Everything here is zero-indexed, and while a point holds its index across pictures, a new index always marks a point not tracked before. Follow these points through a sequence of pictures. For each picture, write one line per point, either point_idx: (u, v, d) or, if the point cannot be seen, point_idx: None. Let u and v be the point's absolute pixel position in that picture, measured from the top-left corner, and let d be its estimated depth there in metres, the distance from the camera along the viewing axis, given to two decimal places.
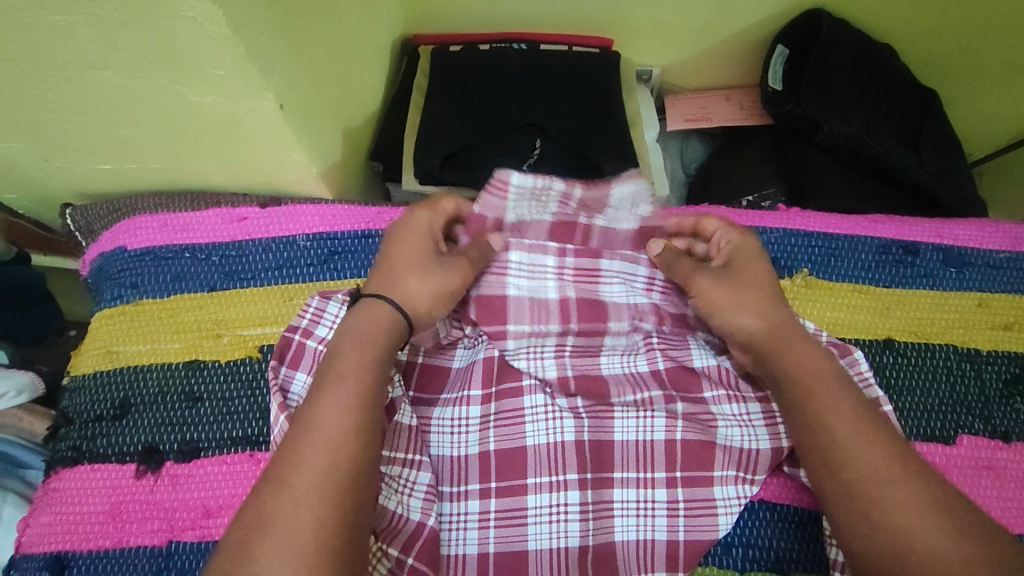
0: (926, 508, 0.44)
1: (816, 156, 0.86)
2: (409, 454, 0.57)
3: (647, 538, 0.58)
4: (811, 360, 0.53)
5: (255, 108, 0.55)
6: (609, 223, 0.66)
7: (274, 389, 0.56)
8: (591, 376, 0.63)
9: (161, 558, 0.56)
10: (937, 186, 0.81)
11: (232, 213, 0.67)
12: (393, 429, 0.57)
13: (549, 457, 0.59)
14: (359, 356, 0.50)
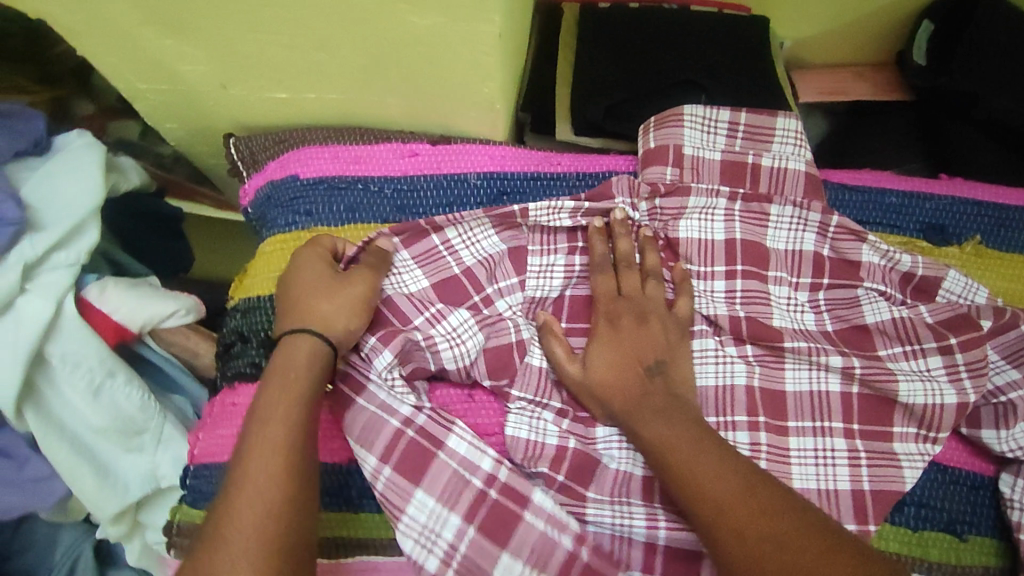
0: (734, 496, 0.49)
1: (969, 131, 0.83)
2: (536, 392, 0.62)
3: (829, 488, 0.58)
4: (660, 429, 0.55)
5: (469, 34, 0.53)
6: (779, 164, 0.64)
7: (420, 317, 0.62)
8: (764, 323, 0.62)
9: (340, 475, 0.61)
10: None
11: (404, 149, 0.68)
12: (524, 367, 0.63)
13: (720, 399, 0.61)
14: (268, 403, 0.52)
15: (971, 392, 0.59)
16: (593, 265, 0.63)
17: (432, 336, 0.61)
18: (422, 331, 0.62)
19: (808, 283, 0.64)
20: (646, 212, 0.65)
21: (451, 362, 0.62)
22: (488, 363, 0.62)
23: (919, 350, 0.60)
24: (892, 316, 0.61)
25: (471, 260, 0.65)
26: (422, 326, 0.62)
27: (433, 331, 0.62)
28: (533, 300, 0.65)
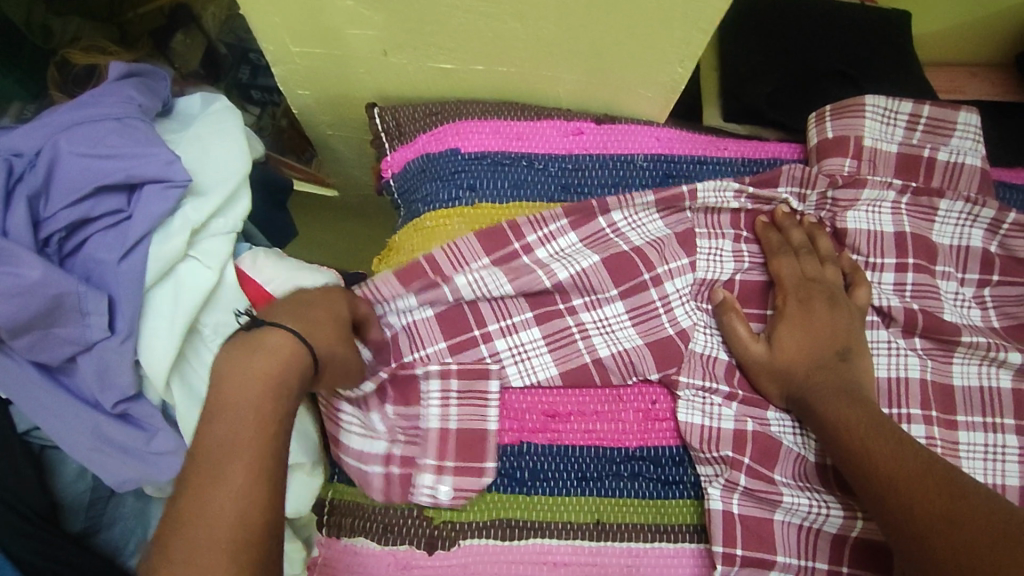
0: (912, 467, 0.50)
1: None
2: (704, 380, 0.59)
3: (997, 482, 0.58)
4: (861, 420, 0.53)
5: (700, 7, 0.53)
6: (954, 159, 0.64)
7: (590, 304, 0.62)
8: (936, 316, 0.62)
9: (513, 456, 0.58)
10: None
11: (570, 127, 0.67)
12: (688, 355, 0.60)
13: (892, 390, 0.60)
14: (260, 366, 0.45)
15: None
16: (770, 251, 0.63)
17: (583, 321, 0.61)
18: (573, 314, 0.62)
19: (975, 279, 0.64)
20: (817, 202, 0.65)
21: (604, 350, 0.60)
22: (653, 353, 0.60)
23: None
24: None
25: (639, 240, 0.63)
26: (576, 308, 0.62)
27: (584, 314, 0.62)
28: (704, 283, 0.63)
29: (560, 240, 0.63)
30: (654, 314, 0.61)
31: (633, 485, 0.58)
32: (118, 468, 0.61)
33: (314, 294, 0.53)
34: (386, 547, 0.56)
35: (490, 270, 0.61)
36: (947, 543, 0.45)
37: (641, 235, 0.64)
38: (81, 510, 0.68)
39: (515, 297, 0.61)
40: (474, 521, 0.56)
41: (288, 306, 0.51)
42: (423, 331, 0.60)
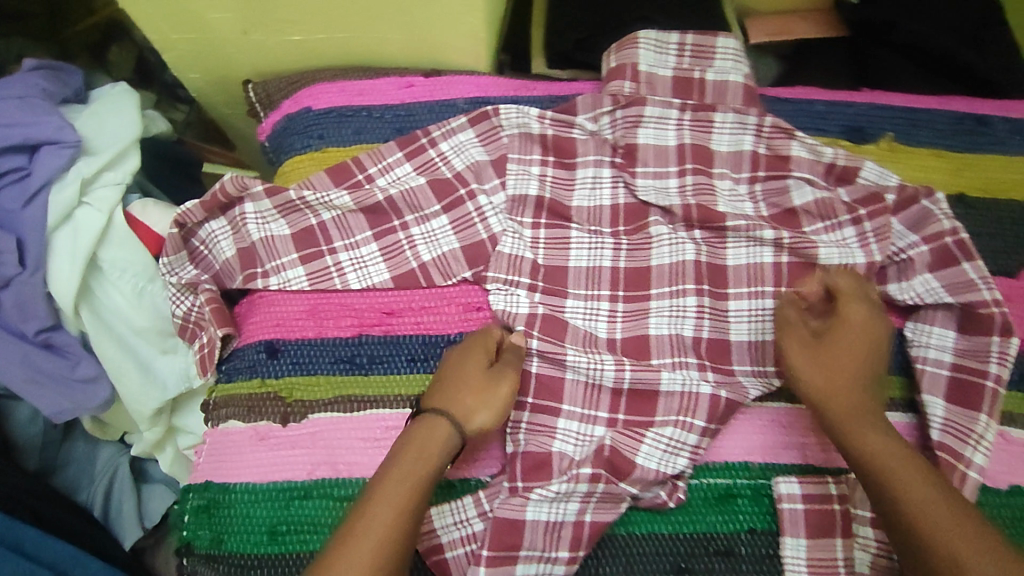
0: (920, 483, 0.54)
1: (886, 55, 0.93)
2: (506, 276, 0.72)
3: (759, 339, 0.69)
4: (883, 440, 0.57)
5: None
6: (720, 78, 0.76)
7: (417, 218, 0.74)
8: (708, 208, 0.73)
9: (353, 345, 0.71)
10: (999, 78, 0.88)
11: (402, 81, 0.79)
12: (494, 257, 0.73)
13: (669, 273, 0.72)
14: (398, 477, 0.55)
15: (878, 254, 0.70)
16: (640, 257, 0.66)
17: (410, 232, 0.74)
18: (405, 229, 0.74)
19: (746, 177, 0.76)
20: (609, 123, 0.76)
21: (426, 255, 0.73)
22: (465, 256, 0.73)
23: (836, 223, 0.72)
24: (821, 195, 0.73)
25: (462, 165, 0.76)
26: (407, 223, 0.74)
27: (412, 228, 0.74)
28: (516, 199, 0.75)
29: (397, 170, 0.76)
30: (468, 223, 0.74)
31: None
32: (54, 400, 0.75)
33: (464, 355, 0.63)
34: (251, 424, 0.69)
35: (342, 195, 0.74)
36: (944, 538, 0.51)
37: (459, 159, 0.76)
38: (34, 449, 0.89)
39: (353, 209, 0.74)
40: (323, 398, 0.69)
41: (464, 397, 0.60)
42: (278, 245, 0.75)
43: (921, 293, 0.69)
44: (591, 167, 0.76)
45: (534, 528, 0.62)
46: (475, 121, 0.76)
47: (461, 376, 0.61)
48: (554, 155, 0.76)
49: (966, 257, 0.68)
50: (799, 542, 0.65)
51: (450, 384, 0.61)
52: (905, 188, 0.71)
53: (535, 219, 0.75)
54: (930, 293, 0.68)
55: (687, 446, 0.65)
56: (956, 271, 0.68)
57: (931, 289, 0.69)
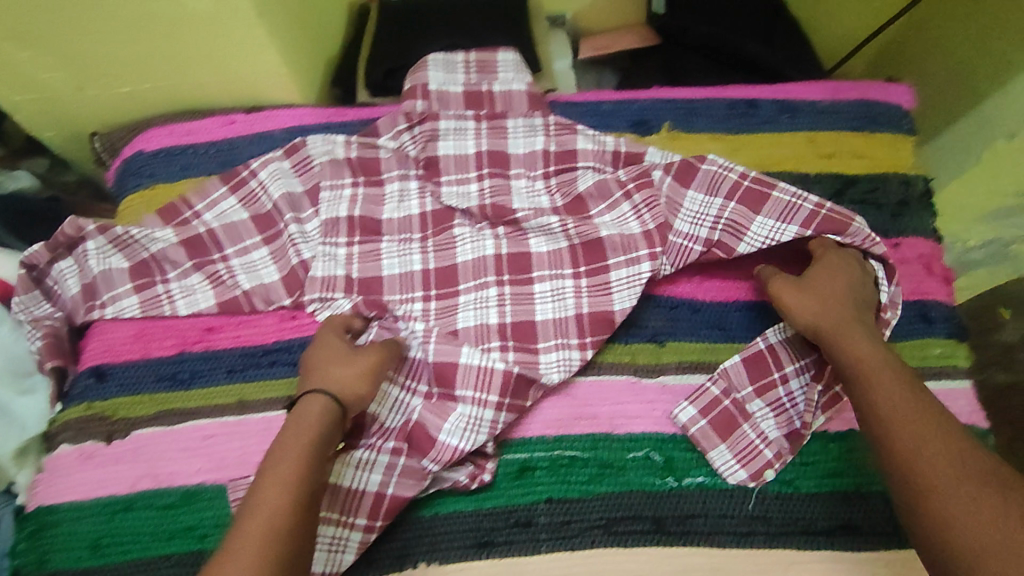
0: (907, 399, 0.59)
1: (689, 57, 1.02)
2: (320, 294, 0.76)
3: (563, 313, 0.74)
4: (867, 349, 0.64)
5: (233, 11, 0.72)
6: (507, 87, 0.85)
7: (240, 250, 0.79)
8: (501, 205, 0.80)
9: (175, 363, 0.75)
10: (785, 67, 0.97)
11: (225, 118, 0.86)
12: (308, 280, 0.76)
13: (475, 268, 0.78)
14: (295, 441, 0.59)
15: (651, 222, 0.76)
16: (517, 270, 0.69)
17: (230, 262, 0.78)
18: (225, 260, 0.78)
19: (542, 172, 0.82)
20: (411, 140, 0.83)
21: (244, 281, 0.77)
22: (283, 284, 0.76)
23: (616, 203, 0.79)
24: (600, 176, 0.80)
25: (278, 195, 0.81)
26: (228, 254, 0.79)
27: (232, 258, 0.78)
28: (331, 221, 0.80)
29: (222, 204, 0.81)
30: (285, 251, 0.78)
31: (271, 369, 0.74)
32: None
33: (326, 338, 0.68)
34: (77, 445, 0.73)
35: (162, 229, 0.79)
36: (932, 459, 0.55)
37: (272, 187, 0.81)
38: None
39: (174, 244, 0.79)
40: (145, 414, 0.73)
41: (320, 371, 0.65)
42: (111, 279, 0.79)
43: (767, 234, 0.74)
44: (397, 181, 0.83)
45: (333, 492, 0.65)
46: (288, 152, 0.82)
47: (322, 356, 0.67)
48: (362, 174, 0.82)
49: (770, 189, 0.75)
50: (592, 504, 0.68)
51: (314, 360, 0.67)
52: (681, 161, 0.78)
53: (348, 237, 0.79)
54: (774, 230, 0.74)
55: (484, 423, 0.69)
56: (775, 203, 0.74)
57: (772, 228, 0.74)
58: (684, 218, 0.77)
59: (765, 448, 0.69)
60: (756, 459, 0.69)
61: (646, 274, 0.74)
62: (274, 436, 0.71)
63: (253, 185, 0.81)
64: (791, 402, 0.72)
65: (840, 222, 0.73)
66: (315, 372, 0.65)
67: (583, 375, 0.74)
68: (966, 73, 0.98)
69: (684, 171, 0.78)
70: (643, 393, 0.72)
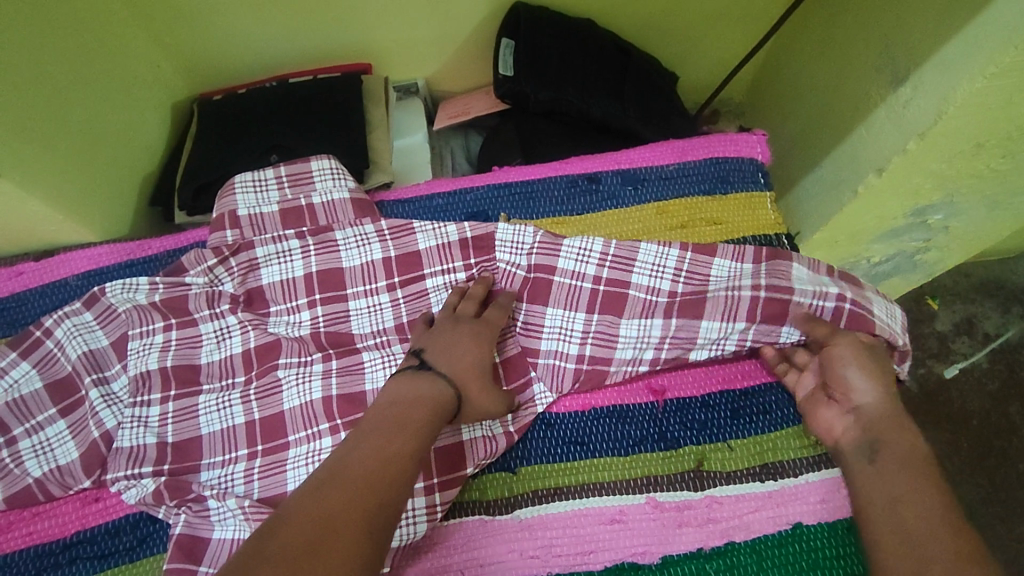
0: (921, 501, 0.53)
1: (539, 122, 0.97)
2: (125, 470, 0.68)
3: None
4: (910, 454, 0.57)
5: None
6: (327, 198, 0.78)
7: (28, 428, 0.69)
8: (339, 332, 0.75)
9: None
10: (637, 125, 0.93)
11: (10, 270, 0.77)
12: (114, 452, 0.69)
13: (302, 416, 0.69)
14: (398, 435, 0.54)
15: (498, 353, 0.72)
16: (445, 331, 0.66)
17: (18, 447, 0.69)
18: (13, 445, 0.69)
19: (385, 284, 0.76)
20: (225, 272, 0.76)
21: (36, 468, 0.68)
22: (81, 462, 0.68)
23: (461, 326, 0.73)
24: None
25: (75, 353, 0.72)
26: (17, 437, 0.69)
27: (21, 442, 0.69)
28: (138, 377, 0.72)
29: (13, 372, 0.71)
30: (84, 425, 0.70)
31: (70, 568, 0.63)
32: None
33: (463, 327, 0.67)
34: None
35: None
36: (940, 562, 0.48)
37: (67, 343, 0.73)
38: None
39: None
40: None
41: (451, 352, 0.63)
42: None
43: (637, 336, 0.72)
44: (211, 321, 0.75)
45: None
46: (89, 303, 0.74)
47: (449, 335, 0.65)
48: (173, 315, 0.75)
49: (625, 287, 0.74)
50: None
51: (445, 340, 0.65)
52: (533, 275, 0.74)
53: (162, 393, 0.72)
54: (641, 333, 0.72)
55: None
56: (631, 303, 0.73)
57: (639, 328, 0.73)
58: (550, 335, 0.73)
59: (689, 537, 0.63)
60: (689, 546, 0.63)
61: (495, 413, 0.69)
62: None
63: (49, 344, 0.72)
64: (722, 480, 0.66)
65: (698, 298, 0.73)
66: (440, 352, 0.63)
67: (448, 520, 0.65)
68: (832, 104, 0.93)
69: (536, 288, 0.74)
70: (499, 532, 0.64)
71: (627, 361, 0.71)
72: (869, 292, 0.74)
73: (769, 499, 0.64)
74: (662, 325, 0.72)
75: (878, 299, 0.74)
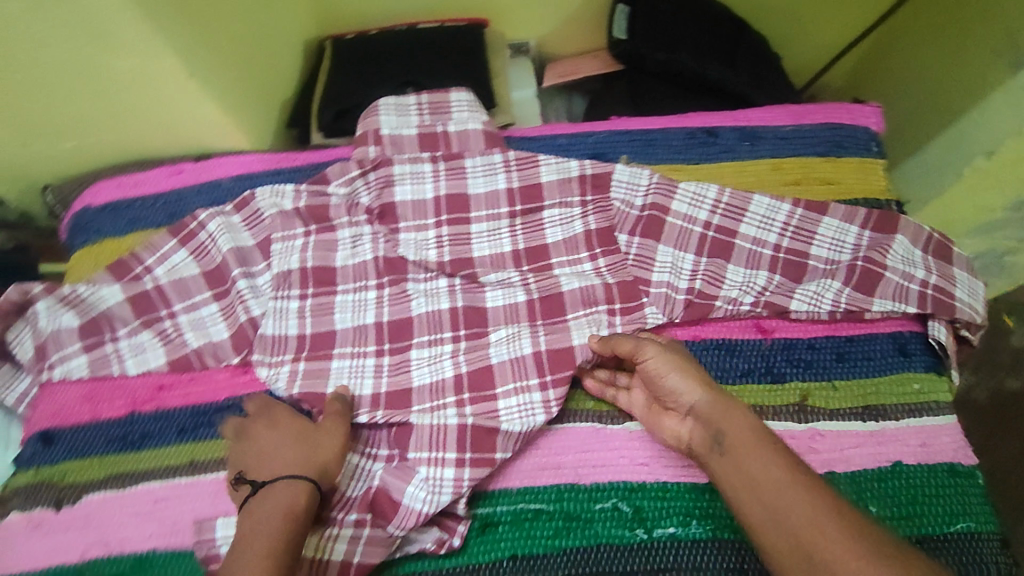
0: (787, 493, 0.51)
1: (650, 82, 1.02)
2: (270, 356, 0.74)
3: (519, 354, 0.71)
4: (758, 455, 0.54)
5: (161, 64, 0.71)
6: (462, 127, 0.83)
7: (187, 307, 0.78)
8: (461, 256, 0.78)
9: (126, 423, 0.73)
10: (748, 91, 0.96)
11: (172, 168, 0.84)
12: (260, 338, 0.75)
13: (430, 322, 0.75)
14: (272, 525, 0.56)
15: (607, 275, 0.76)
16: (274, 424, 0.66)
17: (178, 318, 0.77)
18: (174, 318, 0.77)
19: (506, 212, 0.80)
20: (365, 187, 0.82)
21: (194, 338, 0.76)
22: (231, 342, 0.76)
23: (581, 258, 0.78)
24: (569, 232, 0.79)
25: (228, 245, 0.78)
26: (177, 311, 0.78)
27: (180, 314, 0.78)
28: (282, 275, 0.78)
29: (174, 257, 0.79)
30: (233, 306, 0.77)
31: (223, 426, 0.72)
32: None
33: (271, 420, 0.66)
34: (24, 513, 0.70)
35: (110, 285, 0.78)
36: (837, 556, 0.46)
37: (219, 234, 0.79)
38: None
39: (124, 302, 0.78)
40: (95, 478, 0.71)
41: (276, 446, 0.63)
42: (67, 338, 0.77)
43: (744, 282, 0.75)
44: (348, 229, 0.81)
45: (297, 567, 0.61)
46: (239, 206, 0.81)
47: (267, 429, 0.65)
48: (313, 222, 0.81)
49: (733, 236, 0.77)
50: (560, 562, 0.65)
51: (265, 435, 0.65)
52: (646, 214, 0.79)
53: (301, 291, 0.78)
54: (747, 279, 0.76)
55: (447, 482, 0.64)
56: (739, 250, 0.77)
57: (746, 275, 0.76)
58: (661, 270, 0.76)
59: (792, 462, 0.68)
60: None
61: (606, 318, 0.73)
62: (227, 496, 0.69)
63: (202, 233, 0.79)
64: (827, 416, 0.69)
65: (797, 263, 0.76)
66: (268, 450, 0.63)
67: (563, 423, 0.71)
68: (940, 89, 0.95)
69: (651, 224, 0.78)
70: (608, 440, 0.70)
71: (730, 300, 0.74)
72: (957, 269, 0.75)
73: (870, 437, 0.68)
74: (767, 277, 0.76)
75: (963, 276, 0.75)
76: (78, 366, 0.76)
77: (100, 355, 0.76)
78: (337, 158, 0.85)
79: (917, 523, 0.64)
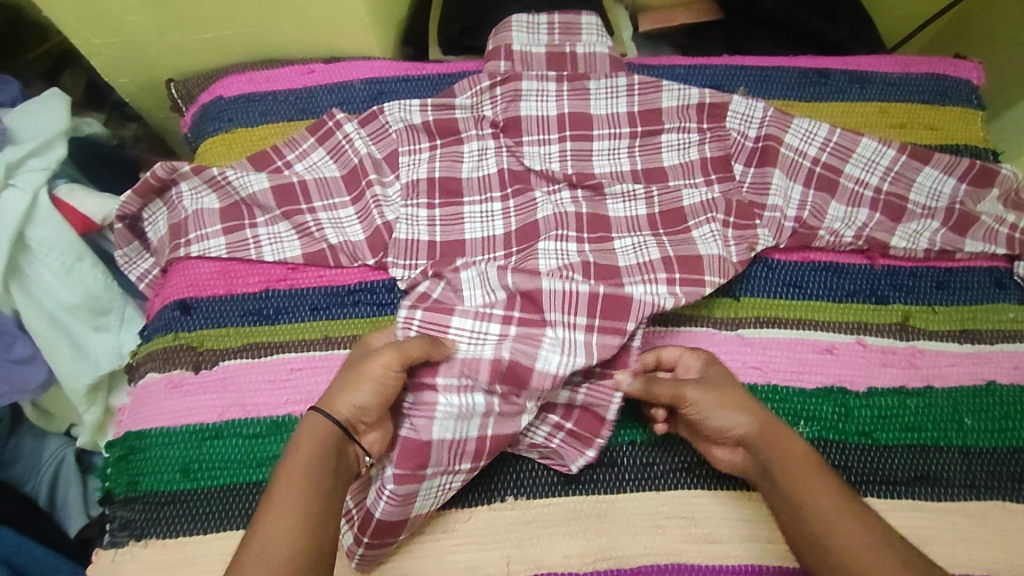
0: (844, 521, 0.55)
1: (752, 29, 1.06)
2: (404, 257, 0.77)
3: (646, 260, 0.75)
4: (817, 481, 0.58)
5: None
6: (589, 50, 0.87)
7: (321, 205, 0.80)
8: (584, 169, 0.82)
9: (260, 299, 0.77)
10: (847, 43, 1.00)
11: (304, 67, 0.87)
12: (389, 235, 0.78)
13: (556, 222, 0.78)
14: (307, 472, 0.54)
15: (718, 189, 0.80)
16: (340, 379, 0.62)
17: (316, 212, 0.80)
18: (311, 212, 0.80)
19: (628, 133, 0.84)
20: (490, 101, 0.84)
21: (330, 230, 0.79)
22: (368, 244, 0.78)
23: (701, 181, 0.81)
24: (685, 157, 0.82)
25: (364, 149, 0.82)
26: (312, 204, 0.80)
27: (318, 209, 0.80)
28: (410, 182, 0.81)
29: (312, 155, 0.82)
30: (368, 209, 0.79)
31: (355, 308, 0.76)
32: None
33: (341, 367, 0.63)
34: (164, 374, 0.74)
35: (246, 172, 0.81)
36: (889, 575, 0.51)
37: (356, 136, 0.82)
38: None
39: (266, 188, 0.80)
40: (231, 346, 0.75)
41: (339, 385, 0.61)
42: (204, 217, 0.80)
43: (842, 218, 0.79)
44: (476, 141, 0.83)
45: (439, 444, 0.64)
46: (365, 120, 0.83)
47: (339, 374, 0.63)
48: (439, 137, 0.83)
49: (838, 174, 0.80)
50: (674, 449, 0.70)
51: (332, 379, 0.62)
52: (761, 144, 0.81)
53: (429, 199, 0.80)
54: (848, 214, 0.79)
55: (579, 357, 0.68)
56: (844, 188, 0.80)
57: (848, 209, 0.79)
58: (775, 195, 0.79)
59: (895, 375, 0.73)
60: (895, 382, 0.72)
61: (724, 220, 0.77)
62: None
63: (335, 130, 0.82)
64: (925, 338, 0.74)
65: (899, 207, 0.79)
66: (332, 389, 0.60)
67: (687, 327, 0.75)
68: None
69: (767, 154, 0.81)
70: (723, 344, 0.74)
71: (832, 232, 0.78)
72: None
73: (967, 357, 0.73)
74: (869, 212, 0.79)
75: None
76: (211, 243, 0.79)
77: (234, 236, 0.79)
78: (465, 70, 0.88)
79: (1009, 435, 0.70)
